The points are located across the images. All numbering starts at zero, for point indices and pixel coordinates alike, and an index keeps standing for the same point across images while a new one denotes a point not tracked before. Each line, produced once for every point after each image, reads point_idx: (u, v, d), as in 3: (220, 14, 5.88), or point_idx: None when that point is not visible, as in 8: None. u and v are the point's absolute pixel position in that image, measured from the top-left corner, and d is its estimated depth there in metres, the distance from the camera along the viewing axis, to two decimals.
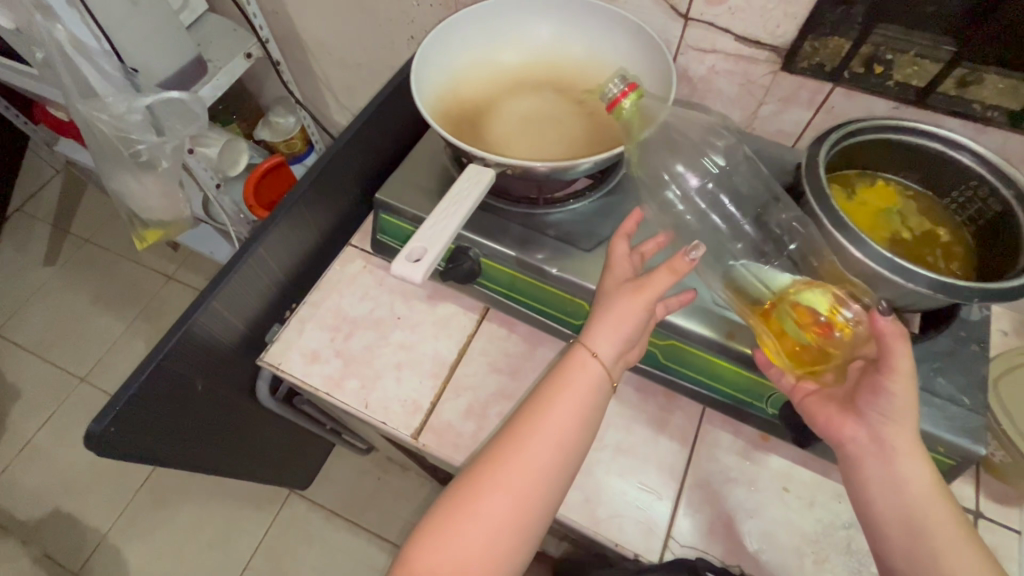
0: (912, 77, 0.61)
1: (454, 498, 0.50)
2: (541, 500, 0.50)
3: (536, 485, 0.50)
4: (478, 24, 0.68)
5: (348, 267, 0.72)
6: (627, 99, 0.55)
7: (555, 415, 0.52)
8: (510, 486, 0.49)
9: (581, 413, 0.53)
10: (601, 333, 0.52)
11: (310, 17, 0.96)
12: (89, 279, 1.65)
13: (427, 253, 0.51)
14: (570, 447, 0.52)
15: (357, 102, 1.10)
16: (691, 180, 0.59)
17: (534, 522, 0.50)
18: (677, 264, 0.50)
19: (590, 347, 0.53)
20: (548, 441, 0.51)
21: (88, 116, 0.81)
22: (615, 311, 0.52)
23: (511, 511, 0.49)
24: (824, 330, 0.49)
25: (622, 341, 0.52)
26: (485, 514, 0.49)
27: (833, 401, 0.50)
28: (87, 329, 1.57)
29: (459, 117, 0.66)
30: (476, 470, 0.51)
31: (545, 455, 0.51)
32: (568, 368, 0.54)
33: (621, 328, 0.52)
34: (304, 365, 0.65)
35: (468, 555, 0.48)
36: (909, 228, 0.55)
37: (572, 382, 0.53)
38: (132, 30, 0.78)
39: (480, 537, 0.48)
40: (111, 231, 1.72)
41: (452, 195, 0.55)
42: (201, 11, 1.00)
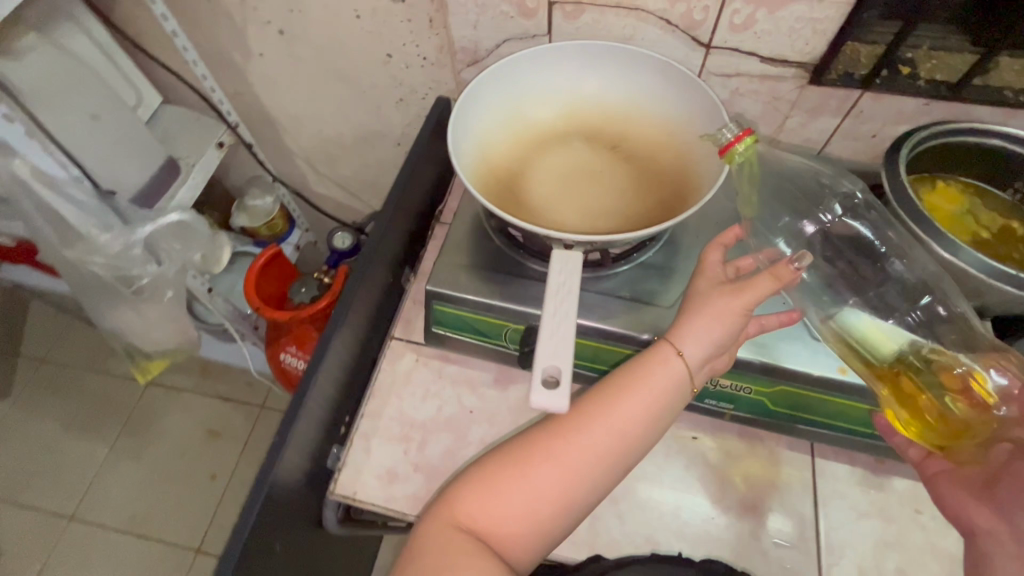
0: (937, 72, 0.62)
1: (508, 459, 0.50)
2: (590, 490, 0.49)
3: (590, 477, 0.49)
4: (496, 82, 0.62)
5: (400, 364, 0.65)
6: (742, 145, 0.51)
7: (623, 408, 0.50)
8: (565, 465, 0.48)
9: (652, 413, 0.50)
10: (689, 328, 0.50)
11: (283, 94, 0.89)
12: (53, 404, 1.47)
13: (562, 374, 0.47)
14: (629, 449, 0.50)
15: (339, 170, 1.02)
16: (806, 226, 0.56)
17: (579, 507, 0.49)
18: (782, 274, 0.48)
19: (676, 346, 0.50)
20: (612, 432, 0.49)
21: (80, 260, 0.81)
22: (708, 309, 0.50)
23: (561, 494, 0.48)
24: (969, 401, 0.48)
25: (711, 343, 0.49)
26: (536, 483, 0.48)
27: (965, 486, 0.49)
28: (62, 460, 1.40)
29: (497, 187, 0.61)
30: (540, 440, 0.50)
31: (604, 448, 0.49)
32: (649, 363, 0.51)
33: (709, 328, 0.49)
34: (383, 489, 0.58)
35: (511, 514, 0.47)
36: (984, 226, 0.56)
37: (649, 378, 0.50)
38: (94, 146, 0.74)
39: (523, 499, 0.48)
40: (69, 345, 1.55)
41: (553, 293, 0.50)
42: (156, 105, 0.93)
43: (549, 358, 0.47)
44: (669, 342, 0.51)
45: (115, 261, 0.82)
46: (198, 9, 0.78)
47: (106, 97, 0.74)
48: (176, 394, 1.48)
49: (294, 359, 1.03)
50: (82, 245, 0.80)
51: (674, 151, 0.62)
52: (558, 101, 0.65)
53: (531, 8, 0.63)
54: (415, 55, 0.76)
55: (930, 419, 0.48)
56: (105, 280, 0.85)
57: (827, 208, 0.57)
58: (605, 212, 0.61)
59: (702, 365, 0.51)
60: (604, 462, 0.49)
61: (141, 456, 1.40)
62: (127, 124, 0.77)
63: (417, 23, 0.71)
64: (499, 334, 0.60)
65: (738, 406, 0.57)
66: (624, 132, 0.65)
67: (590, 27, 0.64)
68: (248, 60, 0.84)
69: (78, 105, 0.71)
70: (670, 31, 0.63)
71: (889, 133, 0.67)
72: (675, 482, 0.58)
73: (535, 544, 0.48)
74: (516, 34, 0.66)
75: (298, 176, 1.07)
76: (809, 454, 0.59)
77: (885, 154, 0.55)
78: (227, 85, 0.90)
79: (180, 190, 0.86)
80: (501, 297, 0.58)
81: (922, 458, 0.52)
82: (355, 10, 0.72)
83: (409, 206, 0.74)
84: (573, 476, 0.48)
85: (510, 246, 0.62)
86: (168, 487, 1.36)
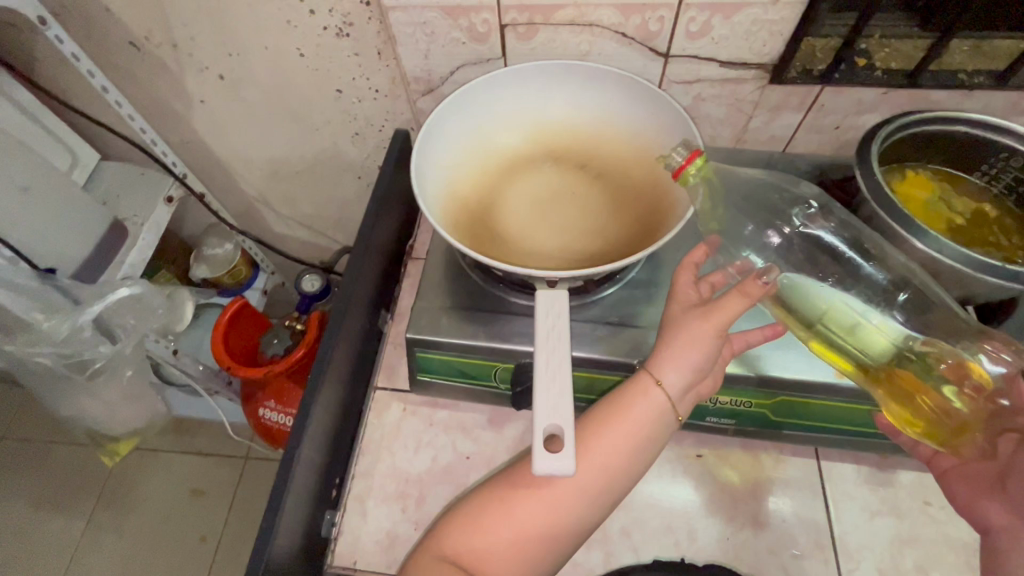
0: (892, 61, 0.62)
1: (491, 497, 0.48)
2: (574, 528, 0.47)
3: (575, 515, 0.47)
4: (455, 113, 0.60)
5: (387, 416, 0.62)
6: (693, 167, 0.49)
7: (605, 442, 0.48)
8: (551, 504, 0.47)
9: (635, 445, 0.49)
10: (668, 354, 0.48)
11: (230, 139, 0.84)
12: (19, 484, 1.37)
13: (565, 433, 0.44)
14: (614, 485, 0.48)
15: (300, 210, 0.98)
16: (772, 238, 0.54)
17: (564, 546, 0.47)
18: (751, 289, 0.47)
19: (656, 375, 0.49)
20: (595, 467, 0.47)
21: (27, 350, 0.76)
22: (683, 334, 0.48)
23: (546, 534, 0.46)
24: (967, 392, 0.47)
25: (690, 369, 0.48)
26: (520, 522, 0.46)
27: (977, 480, 0.49)
28: (35, 543, 1.30)
29: (470, 223, 0.58)
30: (524, 478, 0.48)
31: (588, 485, 0.47)
32: (631, 395, 0.49)
33: (687, 354, 0.48)
34: (385, 556, 0.55)
35: (495, 554, 0.46)
36: (959, 212, 0.57)
37: (630, 410, 0.49)
38: (29, 222, 0.69)
39: (509, 537, 0.46)
40: (30, 418, 1.45)
41: (547, 342, 0.47)
42: (94, 163, 0.88)
43: (549, 415, 0.44)
44: (650, 369, 0.49)
45: (64, 347, 0.78)
46: (129, 61, 0.73)
47: (36, 166, 0.69)
48: (153, 455, 1.40)
49: (274, 413, 0.99)
50: (26, 333, 0.75)
51: (644, 163, 0.61)
52: (519, 126, 0.63)
53: (482, 33, 0.61)
54: (366, 88, 0.73)
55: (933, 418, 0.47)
56: (57, 368, 0.80)
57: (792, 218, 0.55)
58: (585, 236, 0.58)
59: (684, 394, 0.49)
60: (589, 500, 0.47)
61: (122, 527, 1.32)
62: (64, 192, 0.72)
63: (365, 56, 0.68)
64: (488, 375, 0.57)
65: (740, 421, 0.56)
66: (591, 150, 0.63)
67: (545, 46, 0.63)
68: (189, 108, 0.80)
69: (4, 179, 0.66)
70: (627, 43, 0.61)
71: (851, 124, 0.67)
72: (686, 506, 0.57)
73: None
74: (469, 60, 0.64)
75: (257, 219, 1.02)
76: (814, 458, 0.59)
77: (857, 156, 0.54)
78: (170, 135, 0.85)
79: (131, 252, 0.81)
80: (487, 337, 0.55)
81: (930, 455, 0.52)
82: (298, 48, 0.68)
83: (378, 246, 0.70)
84: (557, 515, 0.47)
85: (489, 281, 0.59)
86: (154, 557, 1.28)
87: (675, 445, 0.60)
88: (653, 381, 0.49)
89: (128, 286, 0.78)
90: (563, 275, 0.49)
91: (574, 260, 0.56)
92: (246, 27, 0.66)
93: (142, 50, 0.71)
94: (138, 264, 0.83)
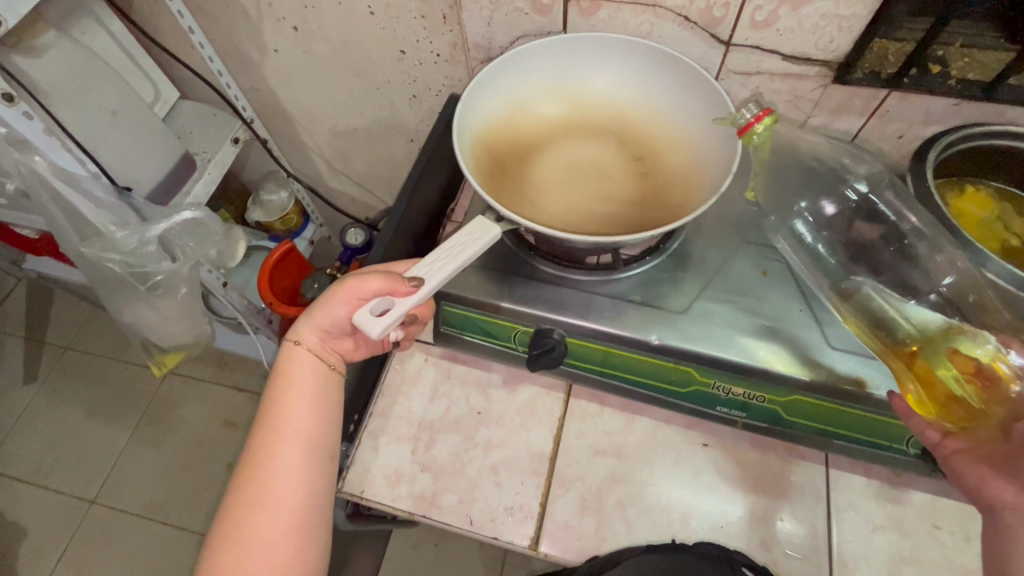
0: (969, 72, 0.59)
1: (243, 496, 0.47)
2: (326, 447, 0.51)
3: (311, 448, 0.50)
4: (491, 76, 0.61)
5: (409, 364, 0.65)
6: (761, 125, 0.51)
7: (288, 404, 0.51)
8: (290, 460, 0.49)
9: (318, 396, 0.52)
10: (302, 322, 0.54)
11: (296, 89, 0.89)
12: (77, 392, 1.51)
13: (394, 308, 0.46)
14: (331, 421, 0.52)
15: (353, 166, 1.02)
16: (827, 208, 0.57)
17: (329, 465, 0.51)
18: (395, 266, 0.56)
19: (295, 339, 0.54)
20: (294, 428, 0.50)
21: (97, 256, 0.82)
22: (290, 377, 0.52)
23: (308, 463, 0.49)
24: (985, 384, 0.44)
25: (306, 404, 0.51)
26: (269, 495, 0.47)
27: (987, 463, 0.44)
28: (85, 446, 1.43)
29: (496, 174, 0.59)
30: (262, 437, 0.49)
31: (306, 417, 0.51)
32: (281, 371, 0.53)
33: (319, 317, 0.53)
34: (389, 489, 0.58)
35: (274, 532, 0.47)
36: (1015, 233, 0.54)
37: (287, 377, 0.52)
38: (113, 145, 0.77)
39: (286, 492, 0.48)
40: (92, 333, 1.59)
41: (444, 251, 0.50)
42: (173, 100, 0.95)
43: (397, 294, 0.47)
44: (289, 342, 0.54)
45: (132, 258, 0.84)
46: (214, 5, 0.78)
47: (124, 96, 0.76)
48: (195, 383, 1.50)
49: None
50: (99, 241, 0.81)
51: (685, 149, 0.60)
52: (567, 95, 0.64)
53: (545, 5, 0.62)
54: (428, 52, 0.75)
55: (944, 397, 0.45)
56: (122, 277, 0.86)
57: (851, 188, 0.57)
58: (607, 211, 0.58)
59: (325, 342, 0.55)
60: (318, 429, 0.51)
61: (160, 444, 1.43)
62: (146, 123, 0.80)
63: (430, 19, 0.70)
64: (508, 336, 0.60)
65: (750, 415, 0.56)
66: (634, 129, 0.63)
67: (606, 23, 0.63)
68: (263, 56, 0.84)
69: (96, 104, 0.74)
70: (689, 27, 0.61)
71: (916, 134, 0.64)
72: (685, 490, 0.57)
73: (316, 529, 0.49)
74: (530, 30, 0.65)
75: (312, 171, 1.07)
76: (823, 464, 0.58)
77: (912, 160, 0.54)
78: (243, 81, 0.91)
79: (198, 183, 0.88)
80: (511, 299, 0.57)
81: (938, 438, 0.47)
82: (368, 7, 0.71)
83: (421, 204, 0.73)
84: (306, 450, 0.50)
85: (520, 246, 0.61)
86: (185, 476, 1.39)
87: (682, 431, 0.61)
88: (294, 342, 0.53)
89: (190, 211, 0.82)
90: (576, 237, 0.50)
91: (600, 223, 0.57)
92: None
93: None
94: (202, 195, 0.90)
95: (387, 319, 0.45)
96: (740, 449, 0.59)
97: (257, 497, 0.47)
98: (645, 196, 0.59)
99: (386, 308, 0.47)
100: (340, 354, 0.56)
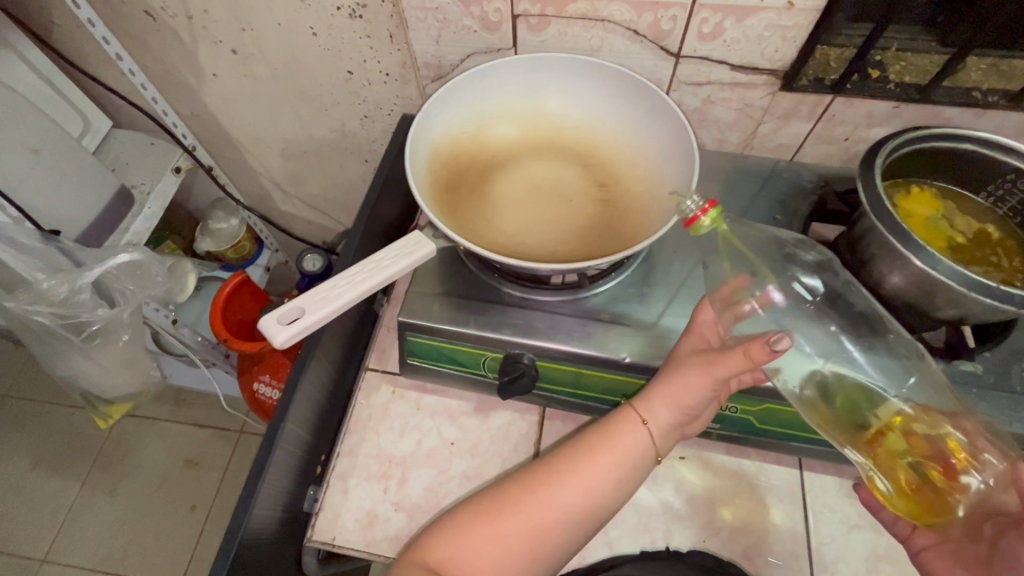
0: (903, 75, 0.61)
1: (475, 508, 0.49)
2: (612, 505, 0.50)
3: (593, 505, 0.49)
4: (439, 102, 0.59)
5: (376, 398, 0.63)
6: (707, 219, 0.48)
7: (592, 466, 0.50)
8: (531, 516, 0.47)
9: (614, 478, 0.50)
10: (658, 398, 0.50)
11: (239, 113, 0.85)
12: (17, 444, 1.40)
13: (305, 315, 0.45)
14: (599, 511, 0.49)
15: (307, 189, 0.99)
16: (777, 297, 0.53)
17: (587, 532, 0.49)
18: (755, 352, 0.44)
19: (644, 414, 0.50)
20: (578, 488, 0.49)
21: (22, 310, 0.77)
22: (621, 438, 0.50)
23: (582, 512, 0.48)
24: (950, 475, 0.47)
25: (606, 474, 0.50)
26: (539, 524, 0.47)
27: (959, 562, 0.47)
28: (31, 502, 1.33)
29: (449, 196, 0.58)
30: (555, 467, 0.50)
31: (612, 473, 0.50)
32: (614, 425, 0.51)
33: (680, 396, 0.49)
34: (363, 534, 0.56)
35: (515, 542, 0.47)
36: (960, 231, 0.55)
37: (617, 438, 0.50)
38: (37, 184, 0.72)
39: (489, 557, 0.46)
40: (35, 378, 1.48)
41: (372, 262, 0.48)
42: (105, 130, 0.89)
43: (313, 302, 0.46)
44: (638, 407, 0.51)
45: (62, 309, 0.78)
46: (142, 29, 0.73)
47: (47, 131, 0.71)
48: (151, 424, 1.42)
49: (268, 388, 1.00)
50: (26, 293, 0.76)
51: (642, 172, 0.60)
52: (533, 115, 0.63)
53: (494, 22, 0.61)
54: (377, 72, 0.73)
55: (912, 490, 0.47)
56: (53, 329, 0.81)
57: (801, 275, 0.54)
58: (567, 230, 0.58)
59: (668, 431, 0.51)
60: (581, 516, 0.48)
61: (115, 491, 1.34)
62: (74, 158, 0.74)
63: (377, 38, 0.68)
64: (477, 363, 0.58)
65: (724, 426, 0.56)
66: (586, 140, 0.63)
67: (556, 39, 0.62)
68: (201, 81, 0.80)
69: (15, 141, 0.68)
70: (639, 41, 0.61)
71: (861, 136, 0.66)
72: (665, 506, 0.57)
73: (547, 564, 0.48)
74: (480, 48, 0.64)
75: (263, 196, 1.03)
76: (797, 468, 0.59)
77: (859, 163, 0.51)
78: (182, 107, 0.86)
79: (135, 220, 0.84)
80: (478, 326, 0.55)
81: (909, 533, 0.51)
82: (311, 28, 0.68)
83: (380, 229, 0.70)
84: (589, 501, 0.49)
85: (485, 270, 0.60)
86: (145, 524, 1.30)
87: None
88: (642, 416, 0.50)
89: (127, 252, 0.79)
90: (529, 264, 0.50)
91: (563, 242, 0.57)
92: (260, 4, 0.66)
93: (157, 21, 0.72)
94: (142, 231, 0.85)
95: (295, 330, 0.44)
96: (718, 458, 0.59)
97: (515, 504, 0.48)
98: (606, 212, 0.59)
99: (295, 318, 0.45)
100: (669, 435, 0.52)
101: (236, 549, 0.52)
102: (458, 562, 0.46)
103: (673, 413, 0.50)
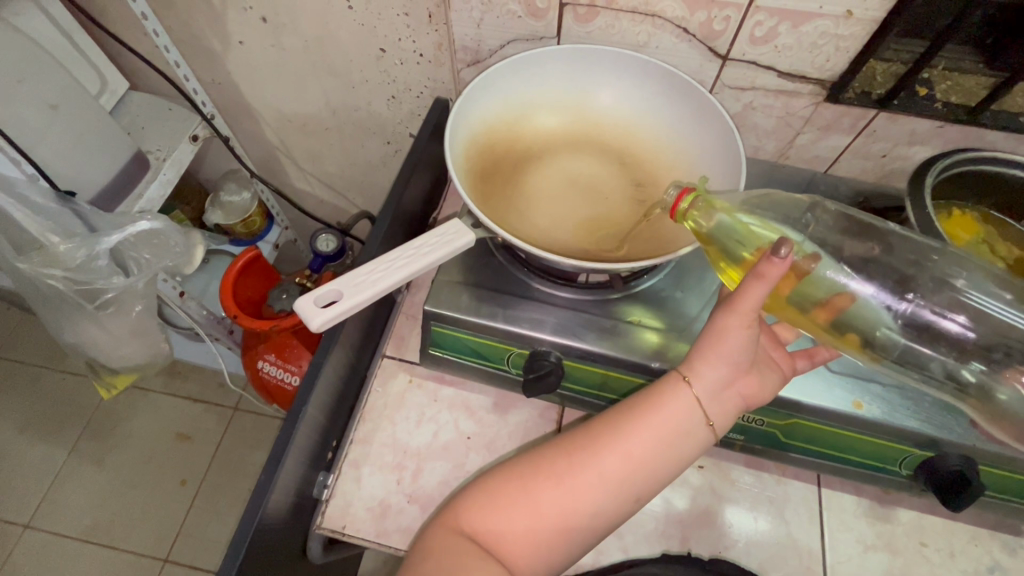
0: (950, 95, 0.59)
1: (510, 473, 0.49)
2: (656, 471, 0.47)
3: (632, 470, 0.47)
4: (479, 85, 0.57)
5: (391, 386, 0.62)
6: (688, 203, 0.49)
7: (632, 434, 0.47)
8: (565, 481, 0.47)
9: (657, 445, 0.47)
10: (699, 355, 0.47)
11: (262, 84, 0.82)
12: (6, 407, 1.37)
13: (341, 301, 0.44)
14: (642, 478, 0.47)
15: (324, 167, 0.96)
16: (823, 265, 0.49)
17: (627, 500, 0.47)
18: (767, 272, 0.41)
19: (686, 374, 0.47)
20: (615, 453, 0.47)
21: (35, 274, 0.76)
22: (665, 401, 0.48)
23: (620, 478, 0.47)
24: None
25: (651, 439, 0.47)
26: (573, 487, 0.46)
27: None
28: (18, 466, 1.30)
29: (484, 184, 0.57)
30: (595, 432, 0.48)
31: (654, 436, 0.47)
32: (657, 388, 0.49)
33: (721, 348, 0.46)
34: (375, 524, 0.54)
35: (548, 509, 0.46)
36: (1001, 255, 0.54)
37: (660, 401, 0.48)
38: (54, 143, 0.70)
39: (521, 520, 0.46)
40: (29, 340, 1.45)
41: (412, 245, 0.48)
42: (122, 91, 0.87)
43: (348, 286, 0.45)
44: (680, 368, 0.48)
45: (77, 274, 0.77)
46: None
47: (67, 88, 0.69)
48: (144, 394, 1.40)
49: (273, 367, 0.99)
50: (40, 255, 0.75)
51: (682, 174, 0.59)
52: (582, 109, 0.62)
53: (540, 9, 0.59)
54: (411, 51, 0.71)
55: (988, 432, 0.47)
56: (66, 294, 0.80)
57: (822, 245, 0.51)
58: (601, 225, 0.57)
59: (718, 393, 0.47)
60: (621, 480, 0.47)
61: (105, 460, 1.32)
62: (92, 119, 0.72)
63: (415, 17, 0.66)
64: (501, 358, 0.57)
65: (749, 437, 0.56)
66: (624, 136, 0.61)
67: (603, 31, 0.61)
68: (227, 48, 0.78)
69: (34, 96, 0.66)
70: (687, 39, 0.59)
71: (900, 154, 0.65)
72: (682, 514, 0.56)
73: (587, 530, 0.47)
74: (521, 35, 0.62)
75: (277, 170, 1.00)
76: (815, 484, 0.58)
77: (909, 179, 0.50)
78: (204, 74, 0.83)
79: (151, 185, 0.81)
80: (505, 321, 0.54)
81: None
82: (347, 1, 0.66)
83: (405, 214, 0.69)
84: (626, 466, 0.47)
85: (514, 263, 0.58)
86: (133, 496, 1.28)
87: None
88: (684, 377, 0.47)
89: (146, 220, 0.76)
90: (569, 262, 0.48)
91: (598, 238, 0.56)
92: None
93: None
94: (156, 197, 0.82)
95: (328, 315, 0.43)
96: (737, 470, 0.58)
97: (548, 469, 0.47)
98: (643, 211, 0.58)
99: (331, 301, 0.44)
100: (723, 400, 0.47)
101: (249, 532, 0.51)
102: (491, 529, 0.46)
103: (716, 370, 0.47)
